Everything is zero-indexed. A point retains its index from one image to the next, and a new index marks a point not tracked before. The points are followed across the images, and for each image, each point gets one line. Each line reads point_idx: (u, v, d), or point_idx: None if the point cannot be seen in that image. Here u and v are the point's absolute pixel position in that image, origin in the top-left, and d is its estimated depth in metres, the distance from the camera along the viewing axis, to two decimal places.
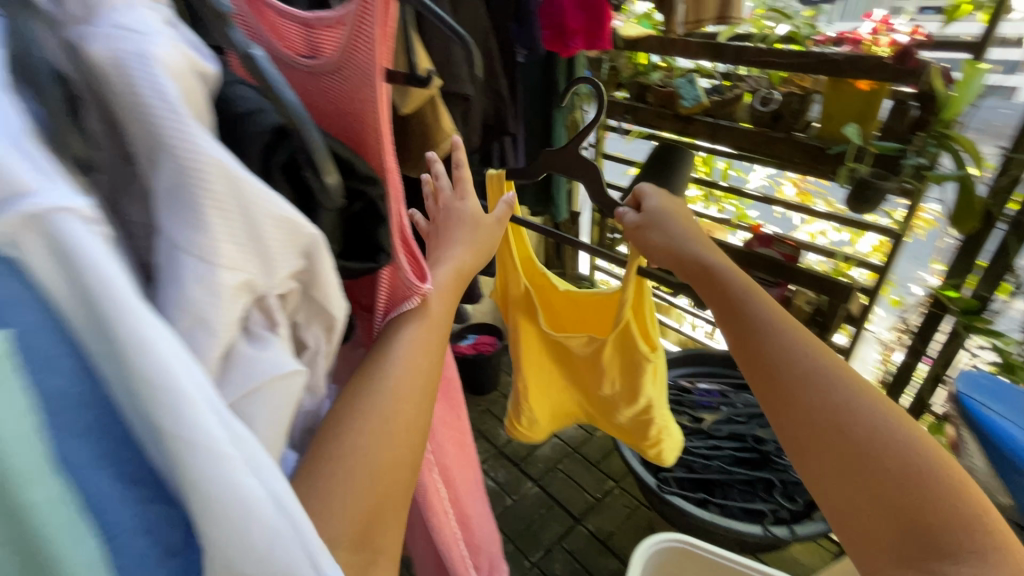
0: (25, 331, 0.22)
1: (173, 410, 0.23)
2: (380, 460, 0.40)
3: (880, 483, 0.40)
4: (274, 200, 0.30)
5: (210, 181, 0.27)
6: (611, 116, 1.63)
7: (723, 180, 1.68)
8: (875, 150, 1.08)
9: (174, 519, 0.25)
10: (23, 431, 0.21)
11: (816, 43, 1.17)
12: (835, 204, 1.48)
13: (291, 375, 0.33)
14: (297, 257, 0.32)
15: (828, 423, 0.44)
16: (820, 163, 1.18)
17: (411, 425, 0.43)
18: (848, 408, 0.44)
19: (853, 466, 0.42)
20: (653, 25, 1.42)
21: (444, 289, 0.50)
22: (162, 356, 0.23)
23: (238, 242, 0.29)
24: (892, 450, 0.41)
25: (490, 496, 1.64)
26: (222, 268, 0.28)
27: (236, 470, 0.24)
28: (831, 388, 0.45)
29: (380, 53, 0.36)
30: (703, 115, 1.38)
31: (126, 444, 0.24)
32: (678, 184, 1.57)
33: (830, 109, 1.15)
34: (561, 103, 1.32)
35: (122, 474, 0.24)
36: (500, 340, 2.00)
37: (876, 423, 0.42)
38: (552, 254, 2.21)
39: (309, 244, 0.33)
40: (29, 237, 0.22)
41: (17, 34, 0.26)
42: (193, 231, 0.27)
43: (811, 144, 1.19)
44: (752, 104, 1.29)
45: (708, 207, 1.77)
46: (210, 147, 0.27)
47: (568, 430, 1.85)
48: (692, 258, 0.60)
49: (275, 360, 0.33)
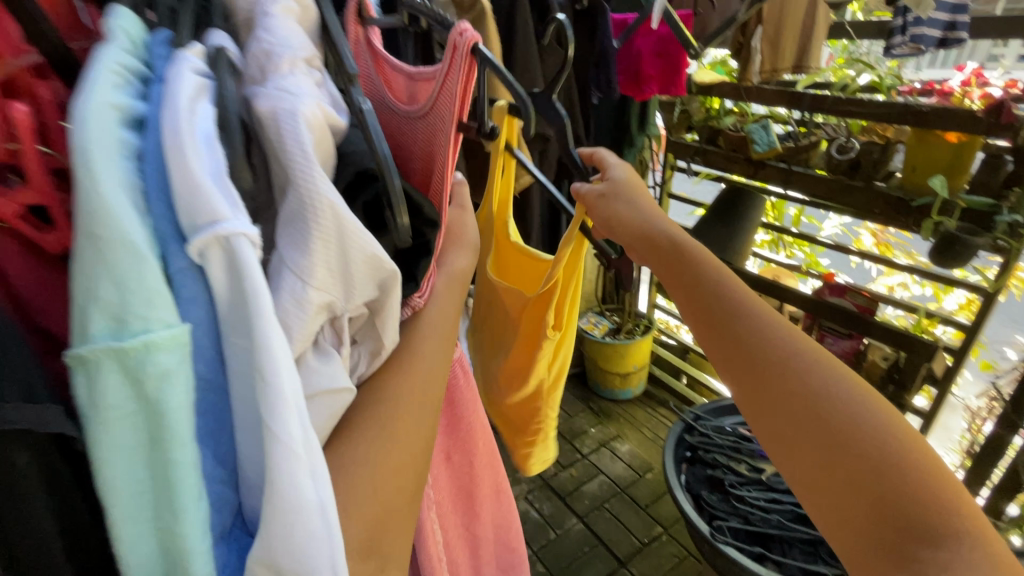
0: (193, 324, 0.28)
1: (285, 404, 0.27)
2: (388, 481, 0.35)
3: (872, 491, 0.35)
4: (366, 237, 0.33)
5: (321, 216, 0.31)
6: (680, 158, 1.65)
7: (794, 226, 1.64)
8: (963, 204, 1.04)
9: (249, 502, 0.29)
10: (181, 403, 0.26)
11: (900, 93, 1.15)
12: (917, 258, 1.41)
13: (341, 392, 0.34)
14: (374, 289, 0.35)
15: (813, 421, 0.38)
16: (902, 215, 1.15)
17: (416, 421, 0.38)
18: (843, 406, 0.38)
19: (839, 463, 0.37)
20: (727, 71, 1.45)
21: (446, 290, 0.45)
22: (281, 355, 0.28)
23: (330, 266, 0.32)
24: (890, 451, 0.36)
25: (534, 527, 1.63)
26: (314, 288, 0.32)
27: (296, 484, 0.27)
28: (823, 381, 0.39)
29: (455, 102, 0.41)
30: (776, 161, 1.38)
31: (224, 431, 0.29)
32: (746, 227, 1.56)
33: (913, 160, 1.12)
34: (631, 144, 1.36)
35: (221, 453, 0.29)
36: None
37: (867, 422, 0.37)
38: (611, 290, 2.22)
39: (386, 279, 0.35)
40: (215, 251, 0.27)
41: (221, 90, 0.33)
42: (298, 254, 0.31)
43: (893, 194, 1.16)
44: (829, 151, 1.27)
45: (777, 253, 1.73)
46: (327, 190, 0.31)
47: (617, 470, 1.81)
48: (656, 234, 0.52)
49: (332, 374, 0.34)
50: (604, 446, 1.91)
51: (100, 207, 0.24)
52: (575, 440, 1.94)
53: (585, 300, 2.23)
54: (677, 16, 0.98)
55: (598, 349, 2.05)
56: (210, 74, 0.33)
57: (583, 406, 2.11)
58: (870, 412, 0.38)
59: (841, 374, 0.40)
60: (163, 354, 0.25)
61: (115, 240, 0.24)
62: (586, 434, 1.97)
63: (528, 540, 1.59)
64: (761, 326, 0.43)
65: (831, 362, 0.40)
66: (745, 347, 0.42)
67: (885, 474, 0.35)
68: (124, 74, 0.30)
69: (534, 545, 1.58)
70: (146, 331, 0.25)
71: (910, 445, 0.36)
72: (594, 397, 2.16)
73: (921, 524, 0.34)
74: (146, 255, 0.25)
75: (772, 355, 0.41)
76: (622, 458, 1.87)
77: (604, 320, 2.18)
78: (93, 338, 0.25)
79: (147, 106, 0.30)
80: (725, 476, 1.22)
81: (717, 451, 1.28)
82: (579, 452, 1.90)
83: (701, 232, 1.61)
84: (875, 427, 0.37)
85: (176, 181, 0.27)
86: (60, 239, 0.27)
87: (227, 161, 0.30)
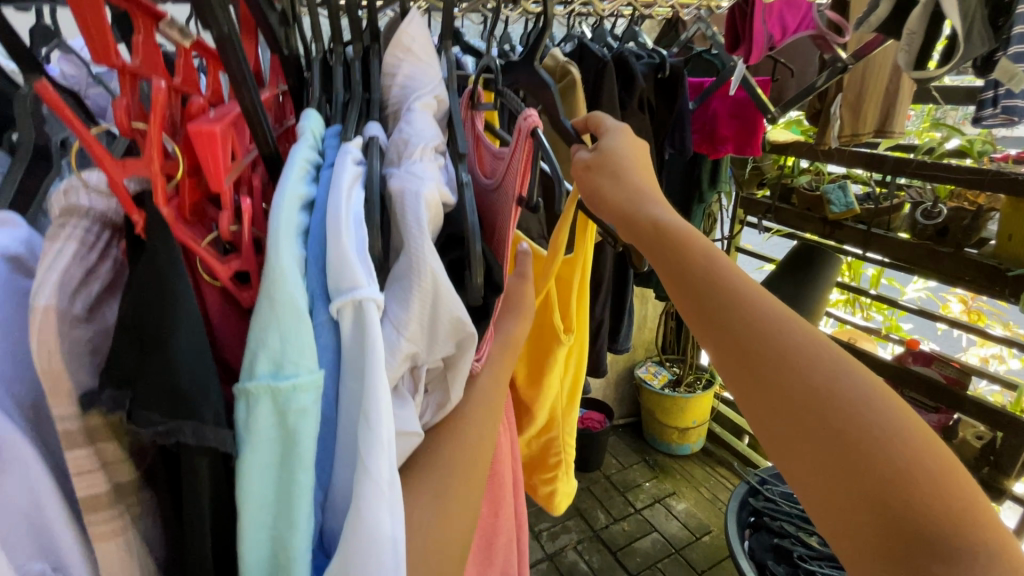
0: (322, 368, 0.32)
1: (381, 447, 0.31)
2: (437, 544, 0.39)
3: (884, 513, 0.29)
4: (455, 305, 0.37)
5: (421, 281, 0.36)
6: (751, 214, 1.65)
7: (873, 287, 1.58)
8: None
9: (331, 521, 0.32)
10: (310, 437, 0.30)
11: (993, 160, 1.13)
12: (1014, 329, 1.32)
13: (409, 434, 0.39)
14: (452, 346, 0.39)
15: (815, 427, 0.31)
16: (995, 284, 1.09)
17: (465, 487, 0.42)
18: (853, 408, 0.30)
19: (845, 480, 0.30)
20: (802, 131, 1.47)
21: (503, 353, 0.50)
22: (385, 404, 0.31)
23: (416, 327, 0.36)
24: (908, 464, 0.29)
25: None
26: (403, 339, 0.36)
27: (375, 517, 0.30)
28: (832, 378, 0.31)
29: (520, 181, 0.45)
30: (854, 222, 1.36)
31: (324, 460, 0.33)
32: (820, 286, 1.52)
33: (1006, 228, 1.07)
34: (702, 199, 1.39)
35: (323, 477, 0.33)
36: (609, 419, 1.99)
37: (883, 429, 0.30)
38: (672, 340, 2.19)
39: (461, 338, 0.39)
40: (349, 313, 0.31)
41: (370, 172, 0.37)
42: (399, 307, 0.36)
43: (985, 262, 1.10)
44: (913, 214, 1.24)
45: (853, 313, 1.66)
46: (429, 261, 0.36)
47: (672, 529, 1.74)
48: (637, 206, 0.43)
49: (405, 416, 0.39)
50: (658, 502, 1.85)
51: (276, 273, 0.30)
52: (628, 493, 1.89)
53: (645, 348, 2.21)
54: (755, 81, 1.03)
55: (656, 399, 2.02)
56: (364, 161, 0.37)
57: (638, 458, 2.06)
58: (887, 413, 0.30)
59: (855, 367, 0.32)
60: (304, 394, 0.29)
61: (285, 300, 0.30)
62: (639, 487, 1.91)
63: None
64: (757, 313, 0.34)
65: (838, 351, 0.32)
66: (737, 340, 0.35)
67: (901, 495, 0.28)
68: (306, 166, 0.35)
69: None
70: (295, 375, 0.29)
71: (935, 454, 0.29)
72: (650, 449, 2.10)
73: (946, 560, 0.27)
74: (304, 315, 0.30)
75: (768, 349, 0.33)
76: (677, 517, 1.79)
77: (664, 370, 2.15)
78: (255, 376, 0.29)
79: (316, 189, 0.35)
80: (792, 546, 1.16)
81: (784, 519, 1.22)
82: (631, 506, 1.84)
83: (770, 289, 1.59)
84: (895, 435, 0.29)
85: (331, 254, 0.31)
86: (250, 296, 0.32)
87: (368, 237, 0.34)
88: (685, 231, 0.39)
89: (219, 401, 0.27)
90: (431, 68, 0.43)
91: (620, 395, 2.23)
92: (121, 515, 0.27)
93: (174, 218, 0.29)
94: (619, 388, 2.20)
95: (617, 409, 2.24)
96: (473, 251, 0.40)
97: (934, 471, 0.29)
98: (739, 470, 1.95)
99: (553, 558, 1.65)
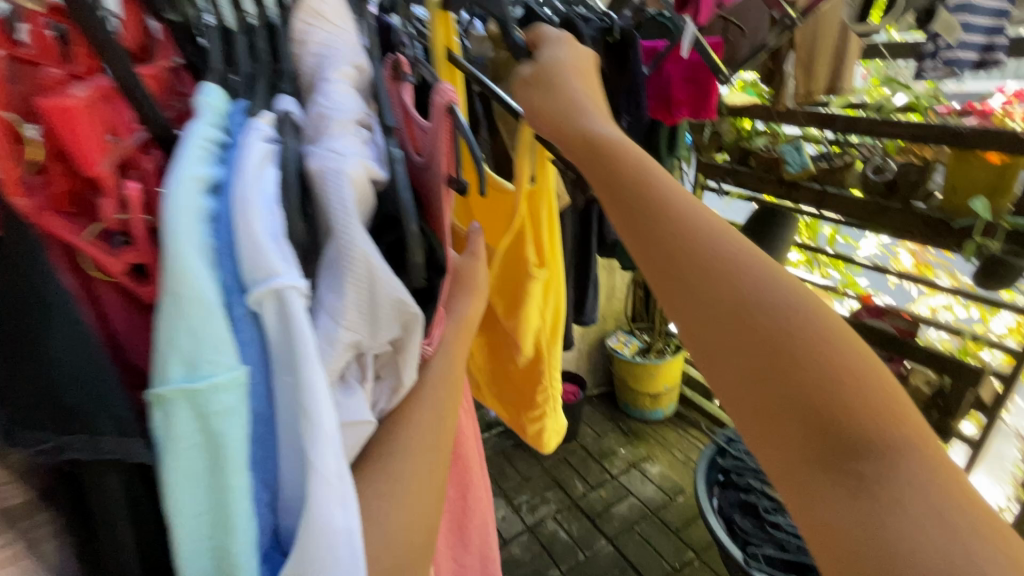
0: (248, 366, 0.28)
1: (325, 438, 0.28)
2: (400, 539, 0.37)
3: (811, 418, 0.27)
4: (392, 285, 0.33)
5: (354, 264, 0.32)
6: (711, 178, 1.65)
7: (830, 246, 1.62)
8: (1007, 225, 1.02)
9: (284, 524, 0.29)
10: (241, 439, 0.26)
11: (938, 114, 1.14)
12: (960, 279, 1.37)
13: (361, 424, 0.37)
14: (398, 329, 0.36)
15: (747, 339, 0.29)
16: (940, 236, 1.13)
17: (425, 476, 0.40)
18: (780, 319, 0.29)
19: (775, 389, 0.28)
20: (759, 93, 1.46)
21: (457, 335, 0.49)
22: (325, 395, 0.28)
23: (357, 311, 0.33)
24: (833, 367, 0.28)
25: (562, 548, 1.62)
26: (343, 328, 0.33)
27: (326, 508, 0.28)
28: (759, 289, 0.30)
29: (444, 155, 0.42)
30: (809, 182, 1.37)
31: (262, 459, 0.29)
32: (778, 247, 1.55)
33: (951, 180, 1.10)
34: (661, 166, 1.39)
35: (267, 477, 0.29)
36: (583, 390, 2.01)
37: (811, 337, 0.28)
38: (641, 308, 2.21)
39: (408, 318, 0.36)
40: (270, 305, 0.27)
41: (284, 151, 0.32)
42: (333, 295, 0.33)
43: (932, 215, 1.14)
44: (864, 171, 1.26)
45: (812, 272, 1.70)
46: (363, 242, 0.32)
47: (647, 492, 1.79)
48: (572, 116, 0.39)
49: (354, 407, 0.37)
50: (633, 468, 1.89)
51: (175, 264, 0.25)
52: (603, 461, 1.93)
53: (615, 318, 2.23)
54: (707, 42, 1.00)
55: (627, 368, 2.04)
56: (278, 138, 0.33)
57: (613, 426, 2.10)
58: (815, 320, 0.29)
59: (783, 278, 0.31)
60: (226, 393, 0.25)
61: (190, 294, 0.25)
62: (615, 454, 1.95)
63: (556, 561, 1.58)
64: (692, 229, 0.32)
65: (769, 264, 0.31)
66: (673, 258, 0.32)
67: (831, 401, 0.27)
68: (207, 145, 0.30)
69: (563, 567, 1.57)
70: (212, 374, 0.25)
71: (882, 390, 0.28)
72: (624, 417, 2.14)
73: (874, 471, 0.26)
74: (215, 311, 0.26)
75: (706, 266, 0.31)
76: (652, 479, 1.84)
77: (634, 338, 2.17)
78: (167, 381, 0.25)
79: (222, 169, 0.30)
80: (759, 500, 1.20)
81: (750, 474, 1.25)
82: (608, 473, 1.88)
83: None
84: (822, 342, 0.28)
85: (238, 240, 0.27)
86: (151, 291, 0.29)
87: (286, 221, 0.30)
88: (615, 140, 0.36)
89: (116, 408, 0.25)
90: (348, 35, 0.40)
91: (592, 366, 2.25)
92: (16, 540, 0.25)
93: (40, 208, 0.26)
94: (591, 359, 2.22)
95: (589, 379, 2.26)
96: (410, 231, 0.37)
97: (862, 377, 0.28)
98: (710, 431, 2.01)
99: (532, 529, 1.68)
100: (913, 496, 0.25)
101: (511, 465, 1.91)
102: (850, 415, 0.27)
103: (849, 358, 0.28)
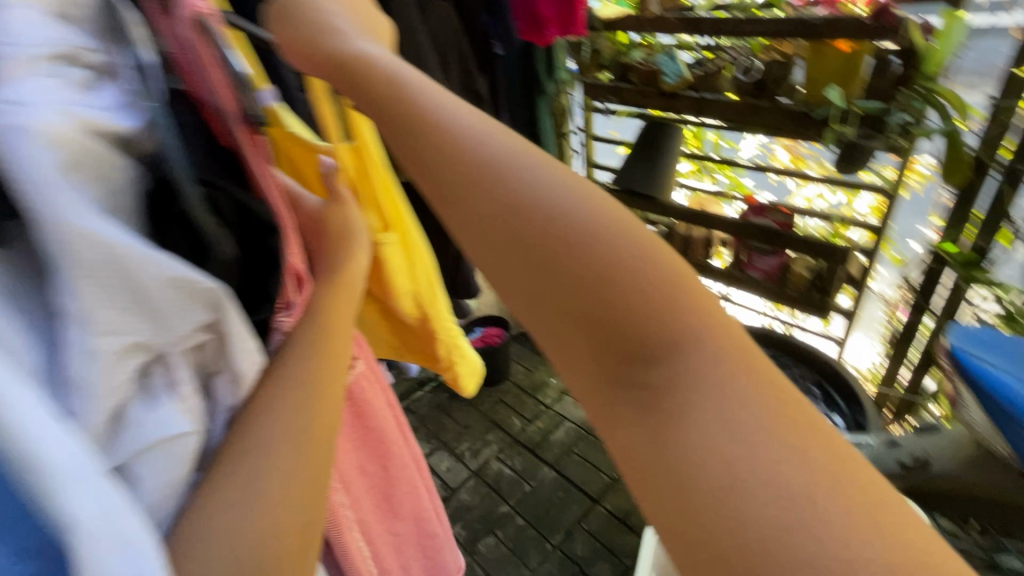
0: None
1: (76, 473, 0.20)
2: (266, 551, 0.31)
3: (611, 332, 0.24)
4: (155, 257, 0.26)
5: (77, 243, 0.23)
6: (597, 99, 1.62)
7: (715, 152, 1.68)
8: (859, 110, 1.09)
9: None
10: None
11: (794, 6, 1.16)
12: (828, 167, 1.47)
13: (180, 438, 0.28)
14: (196, 312, 0.28)
15: (509, 240, 0.26)
16: (806, 129, 1.19)
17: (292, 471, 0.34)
18: (528, 206, 0.26)
19: (552, 291, 0.25)
20: (630, 3, 1.41)
21: (325, 305, 0.42)
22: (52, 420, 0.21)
23: (113, 304, 0.25)
24: (586, 251, 0.24)
25: (508, 484, 1.68)
26: (96, 334, 0.24)
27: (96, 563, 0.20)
28: (499, 181, 0.27)
29: (225, 92, 0.32)
30: (688, 90, 1.37)
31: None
32: (667, 162, 1.59)
33: (812, 73, 1.14)
34: (544, 91, 1.33)
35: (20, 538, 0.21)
36: (507, 331, 2.02)
37: (571, 217, 0.25)
38: None
39: (206, 296, 0.28)
40: None
41: None
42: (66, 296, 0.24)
43: (797, 109, 1.18)
44: (736, 74, 1.28)
45: (702, 181, 1.76)
46: (81, 215, 0.24)
47: (580, 415, 1.87)
48: (332, 39, 0.35)
49: (165, 420, 0.28)
50: (565, 395, 1.96)
51: None
52: (536, 394, 1.98)
53: None
54: None
55: None
56: None
57: (541, 359, 2.15)
58: (562, 199, 0.25)
59: (533, 160, 0.27)
60: None
61: None
62: (546, 385, 2.01)
63: (505, 497, 1.64)
64: (434, 129, 0.29)
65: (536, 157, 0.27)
66: (421, 171, 0.29)
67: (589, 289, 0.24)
68: None
69: (511, 501, 1.63)
70: None
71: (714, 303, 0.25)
72: None
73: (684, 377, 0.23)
74: None
75: (451, 169, 0.27)
76: None
77: None
78: None
79: None
80: None
81: None
82: (542, 404, 1.94)
83: (628, 172, 1.63)
84: (567, 223, 0.25)
85: None
86: None
87: None
88: (369, 62, 0.33)
89: None
90: None
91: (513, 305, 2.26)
92: None
93: None
94: None
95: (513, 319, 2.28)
96: (185, 190, 0.29)
97: (632, 257, 0.24)
98: None
99: (478, 473, 1.72)
100: (736, 406, 0.22)
101: (449, 416, 1.92)
102: (628, 305, 0.23)
103: (623, 240, 0.24)
